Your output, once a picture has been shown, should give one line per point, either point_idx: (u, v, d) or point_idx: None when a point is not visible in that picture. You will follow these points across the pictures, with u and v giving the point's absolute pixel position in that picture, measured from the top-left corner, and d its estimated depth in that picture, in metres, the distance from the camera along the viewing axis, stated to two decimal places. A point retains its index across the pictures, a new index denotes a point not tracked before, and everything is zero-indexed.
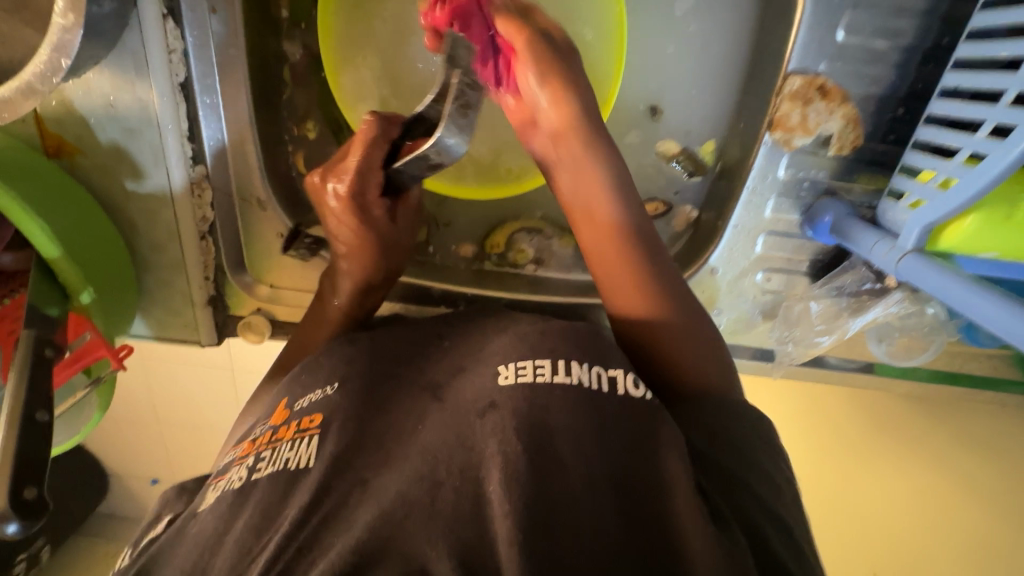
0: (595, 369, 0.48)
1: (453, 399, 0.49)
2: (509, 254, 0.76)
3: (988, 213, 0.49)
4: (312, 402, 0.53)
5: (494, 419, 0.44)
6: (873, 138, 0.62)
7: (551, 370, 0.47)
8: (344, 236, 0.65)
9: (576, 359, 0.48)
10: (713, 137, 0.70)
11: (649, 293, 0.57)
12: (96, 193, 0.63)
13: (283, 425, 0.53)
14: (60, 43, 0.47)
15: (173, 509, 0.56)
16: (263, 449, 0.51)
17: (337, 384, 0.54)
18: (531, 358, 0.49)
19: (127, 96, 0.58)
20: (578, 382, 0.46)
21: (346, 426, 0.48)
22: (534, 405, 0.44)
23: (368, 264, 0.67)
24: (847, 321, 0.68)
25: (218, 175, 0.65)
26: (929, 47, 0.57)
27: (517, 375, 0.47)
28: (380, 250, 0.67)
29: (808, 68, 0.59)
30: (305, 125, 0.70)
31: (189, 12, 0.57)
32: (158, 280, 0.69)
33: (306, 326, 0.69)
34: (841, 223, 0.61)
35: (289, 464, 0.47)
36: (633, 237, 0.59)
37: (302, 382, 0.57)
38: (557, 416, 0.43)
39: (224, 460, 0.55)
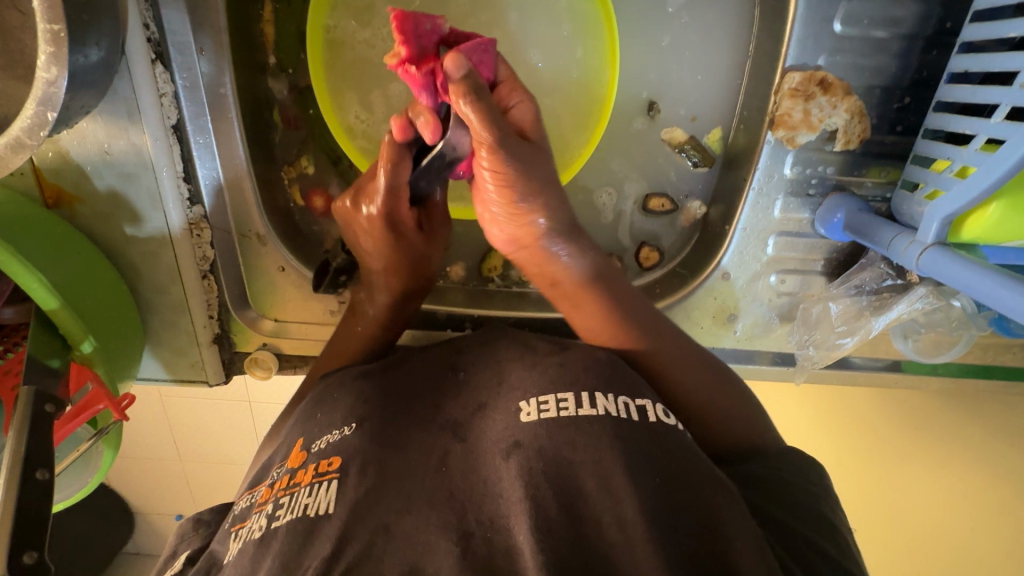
0: (620, 399, 0.46)
1: (474, 439, 0.48)
2: (512, 272, 0.77)
3: (1012, 201, 0.47)
4: (329, 443, 0.51)
5: (520, 458, 0.43)
6: (880, 130, 0.60)
7: (575, 404, 0.45)
8: (375, 254, 0.64)
9: (600, 391, 0.46)
10: (718, 124, 0.68)
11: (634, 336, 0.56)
12: (96, 240, 0.63)
13: (301, 468, 0.51)
14: (47, 96, 0.47)
15: (189, 548, 0.55)
16: (281, 495, 0.48)
17: (356, 423, 0.51)
18: (553, 393, 0.47)
19: (121, 142, 0.58)
20: (604, 412, 0.44)
21: (367, 472, 0.46)
22: (556, 441, 0.43)
23: (397, 278, 0.66)
24: (870, 321, 0.64)
25: (216, 215, 0.65)
26: (931, 32, 0.56)
27: (540, 412, 0.46)
28: (412, 263, 0.66)
29: (806, 63, 0.57)
30: (302, 163, 0.70)
31: (178, 56, 0.58)
32: (163, 322, 0.68)
33: (337, 346, 0.67)
34: (852, 218, 0.59)
35: (309, 510, 0.46)
36: (597, 289, 0.58)
37: (319, 422, 0.55)
38: (575, 450, 0.43)
39: (242, 506, 0.53)
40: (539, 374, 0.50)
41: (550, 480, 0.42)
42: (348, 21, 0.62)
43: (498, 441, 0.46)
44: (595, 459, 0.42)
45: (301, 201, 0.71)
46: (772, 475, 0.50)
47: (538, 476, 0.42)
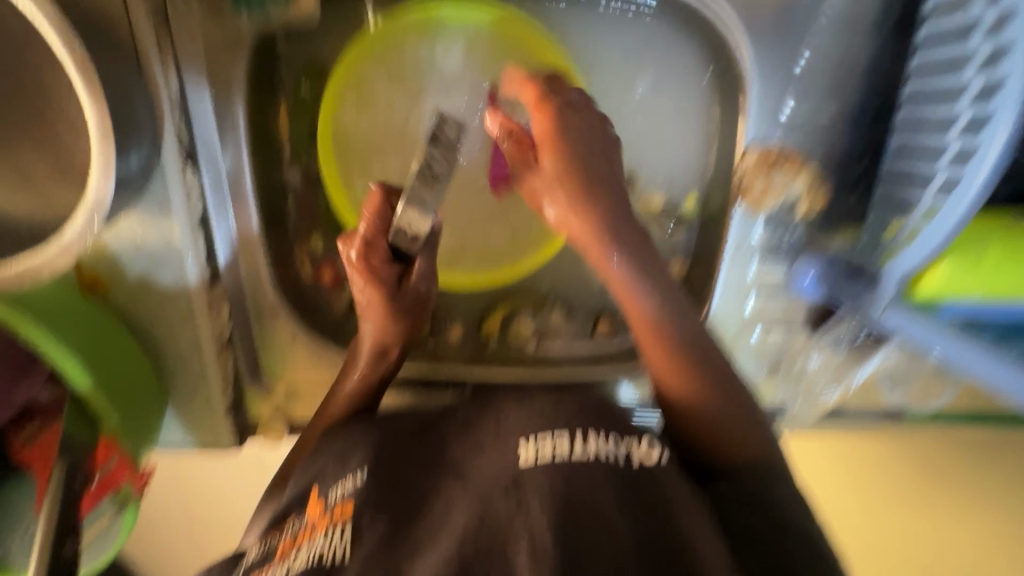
0: (613, 440, 0.50)
1: (472, 476, 0.51)
2: (509, 333, 0.80)
3: (959, 262, 0.50)
4: (344, 490, 0.53)
5: (520, 495, 0.46)
6: (840, 194, 0.65)
7: (570, 443, 0.49)
8: (359, 297, 0.68)
9: (593, 430, 0.50)
10: (694, 191, 0.73)
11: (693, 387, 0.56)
12: (126, 321, 0.69)
13: (319, 516, 0.52)
14: (99, 200, 0.53)
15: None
16: (302, 542, 0.50)
17: (366, 468, 0.54)
18: (548, 431, 0.51)
19: (153, 234, 0.65)
20: (598, 455, 0.48)
21: (378, 515, 0.49)
22: (553, 478, 0.46)
23: (385, 342, 0.70)
24: (851, 373, 0.69)
25: (234, 292, 0.71)
26: (875, 108, 0.62)
27: (536, 455, 0.49)
28: (399, 326, 0.69)
29: (765, 138, 0.63)
30: (312, 240, 0.75)
31: (205, 158, 0.65)
32: (182, 393, 0.73)
33: (329, 406, 0.70)
34: (823, 274, 0.62)
35: (324, 557, 0.47)
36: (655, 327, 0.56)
37: (332, 470, 0.57)
38: (579, 486, 0.45)
39: (257, 554, 0.53)
40: (537, 418, 0.53)
41: (560, 511, 0.44)
42: (354, 118, 0.70)
43: (497, 478, 0.49)
44: (601, 495, 0.45)
45: (311, 272, 0.76)
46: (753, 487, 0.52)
47: (538, 505, 0.45)
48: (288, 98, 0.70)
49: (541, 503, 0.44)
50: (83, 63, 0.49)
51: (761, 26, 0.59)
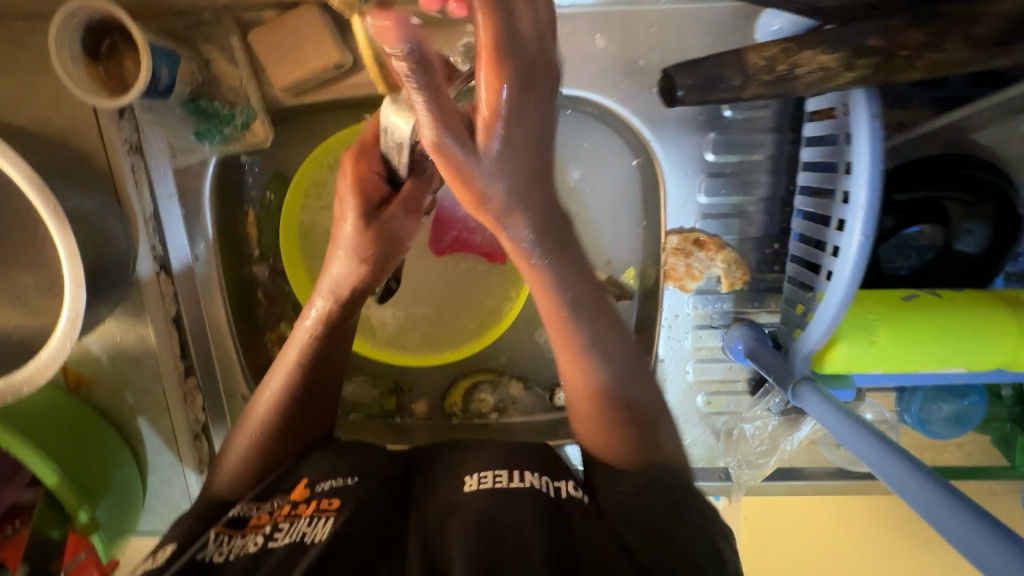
0: (545, 477, 0.52)
1: (428, 505, 0.51)
2: (471, 405, 0.84)
3: (853, 340, 0.55)
4: (333, 486, 0.53)
5: (457, 519, 0.47)
6: (761, 270, 0.69)
7: (507, 477, 0.51)
8: (336, 274, 0.60)
9: (530, 469, 0.52)
10: (631, 265, 0.76)
11: (621, 443, 0.54)
12: (108, 415, 0.74)
13: (303, 501, 0.52)
14: (75, 314, 0.55)
15: (176, 540, 0.51)
16: (280, 520, 0.51)
17: (357, 476, 0.54)
18: (491, 468, 0.52)
19: (131, 335, 0.71)
20: (530, 486, 0.50)
21: (355, 510, 0.50)
22: (484, 506, 0.48)
23: (306, 363, 0.60)
24: (784, 440, 0.70)
25: (207, 382, 0.76)
26: (784, 193, 0.67)
27: (479, 483, 0.51)
28: (326, 341, 0.61)
29: (682, 226, 0.68)
30: (282, 327, 0.82)
31: (178, 264, 0.71)
32: (160, 479, 0.77)
33: (240, 433, 0.61)
34: (750, 346, 0.66)
35: (305, 538, 0.48)
36: (591, 367, 0.55)
37: (323, 464, 0.56)
38: (503, 511, 0.47)
39: (238, 511, 0.53)
40: (485, 455, 0.54)
41: (484, 535, 0.45)
42: (314, 217, 0.77)
43: (445, 504, 0.50)
44: (524, 522, 0.46)
45: None
46: (664, 493, 0.50)
47: (473, 534, 0.45)
48: (255, 205, 0.76)
49: (461, 533, 0.45)
50: (53, 205, 0.53)
51: (664, 126, 0.66)
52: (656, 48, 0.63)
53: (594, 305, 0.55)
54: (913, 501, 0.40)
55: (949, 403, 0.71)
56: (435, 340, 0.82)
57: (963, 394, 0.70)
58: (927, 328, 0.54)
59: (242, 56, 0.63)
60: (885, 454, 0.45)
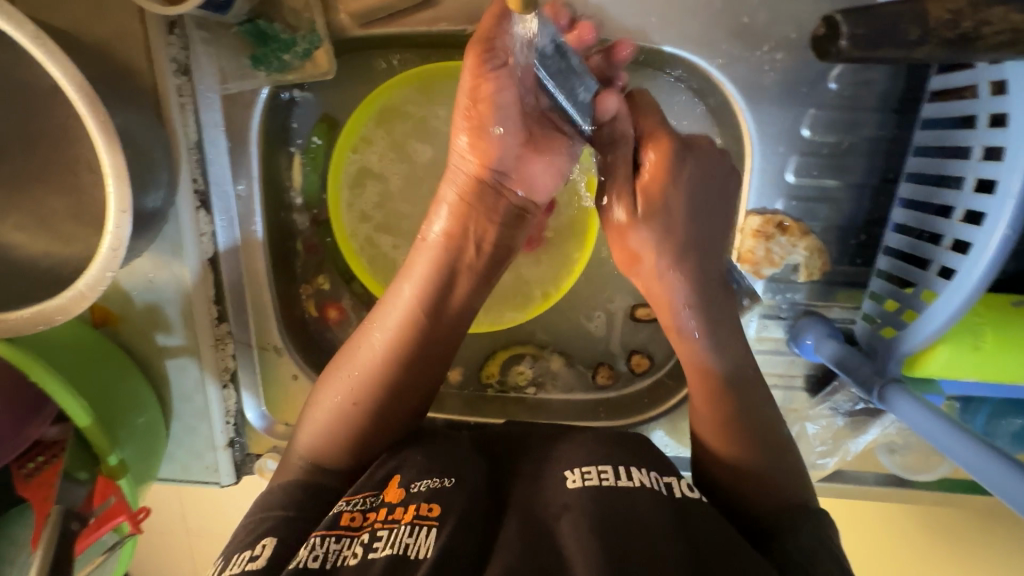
0: (654, 473, 0.49)
1: (522, 504, 0.49)
2: (509, 377, 0.80)
3: (955, 344, 0.51)
4: (433, 487, 0.49)
5: (571, 519, 0.45)
6: (841, 261, 0.65)
7: (613, 474, 0.48)
8: (449, 247, 0.59)
9: (636, 465, 0.50)
10: None
11: (744, 444, 0.54)
12: (133, 354, 0.70)
13: (400, 504, 0.48)
14: (117, 240, 0.51)
15: (275, 535, 0.48)
16: (378, 527, 0.46)
17: (455, 478, 0.50)
18: (593, 463, 0.50)
19: (163, 273, 0.67)
20: (641, 485, 0.48)
21: (466, 523, 0.46)
22: (601, 504, 0.46)
23: (416, 319, 0.58)
24: (848, 441, 0.68)
25: (239, 330, 0.72)
26: (877, 181, 0.62)
27: (583, 480, 0.48)
28: (432, 301, 0.58)
29: (765, 207, 0.63)
30: (318, 279, 0.77)
31: (218, 201, 0.66)
32: (184, 426, 0.74)
33: (328, 390, 0.58)
34: (822, 343, 0.61)
35: (408, 552, 0.44)
36: (723, 382, 0.56)
37: (419, 460, 0.52)
38: (636, 524, 0.44)
39: (332, 512, 0.49)
40: (584, 448, 0.52)
41: (608, 544, 0.42)
42: (361, 164, 0.71)
43: (552, 505, 0.47)
44: (648, 523, 0.44)
45: (316, 312, 0.77)
46: (804, 554, 0.47)
47: (594, 536, 0.43)
48: (301, 150, 0.71)
49: (586, 532, 0.43)
50: (103, 118, 0.48)
51: (762, 96, 0.60)
52: (764, 7, 0.57)
53: (723, 336, 0.57)
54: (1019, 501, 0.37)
55: (1019, 417, 0.67)
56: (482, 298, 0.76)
57: None
58: None
59: None
60: (1001, 470, 0.39)
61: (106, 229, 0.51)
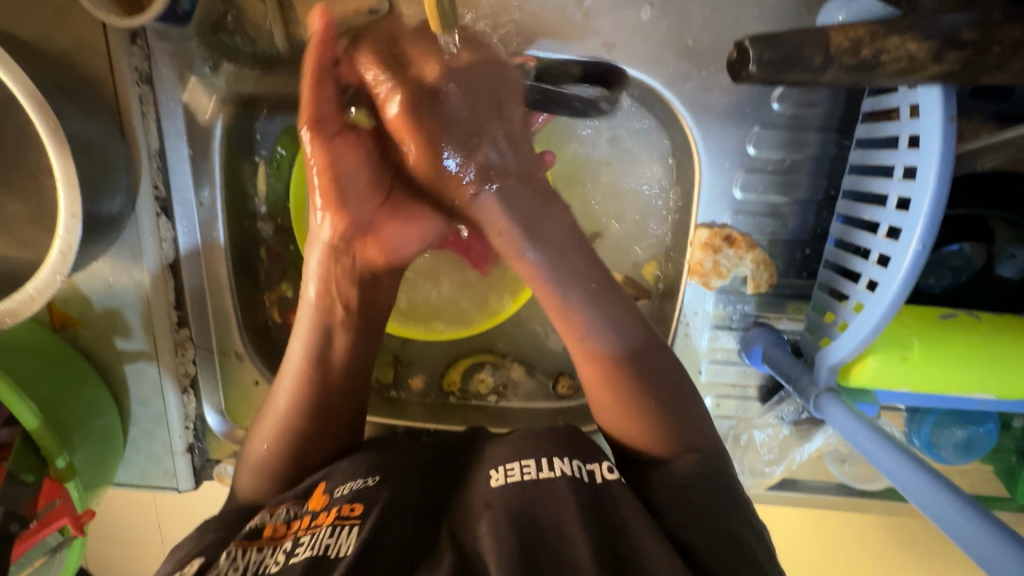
0: (576, 461, 0.50)
1: (460, 511, 0.50)
2: (471, 385, 0.80)
3: (885, 354, 0.53)
4: (355, 489, 0.51)
5: (490, 518, 0.46)
6: (788, 274, 0.67)
7: (536, 467, 0.49)
8: (343, 278, 0.59)
9: (558, 454, 0.50)
10: (654, 260, 0.74)
11: (666, 437, 0.52)
12: (92, 358, 0.71)
13: (323, 509, 0.51)
14: (68, 244, 0.51)
15: (204, 555, 0.49)
16: (301, 533, 0.49)
17: (379, 475, 0.52)
18: (517, 459, 0.51)
19: (123, 278, 0.67)
20: (561, 474, 0.48)
21: (388, 517, 0.48)
22: (520, 500, 0.47)
23: (306, 374, 0.59)
24: (794, 450, 0.69)
25: (200, 335, 0.72)
26: (821, 198, 0.64)
27: (506, 476, 0.49)
28: (326, 331, 0.59)
29: (714, 221, 0.65)
30: (282, 286, 0.77)
31: (180, 208, 0.67)
32: (142, 431, 0.74)
33: (257, 433, 0.60)
34: (768, 352, 0.63)
35: (328, 552, 0.46)
36: (619, 367, 0.54)
37: (346, 466, 0.55)
38: (541, 509, 0.46)
39: (254, 525, 0.52)
40: (509, 446, 0.53)
41: (523, 534, 0.44)
42: None
43: (483, 504, 0.49)
44: (562, 511, 0.46)
45: (280, 318, 0.77)
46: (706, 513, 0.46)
47: (513, 537, 0.44)
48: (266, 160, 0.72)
49: (498, 527, 0.45)
50: (53, 125, 0.49)
51: (709, 114, 0.62)
52: (709, 28, 0.60)
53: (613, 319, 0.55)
54: (934, 513, 0.39)
55: (961, 428, 0.69)
56: (445, 306, 0.77)
57: (980, 421, 0.68)
58: (966, 352, 0.52)
59: None
60: (924, 482, 0.41)
61: (57, 234, 0.52)
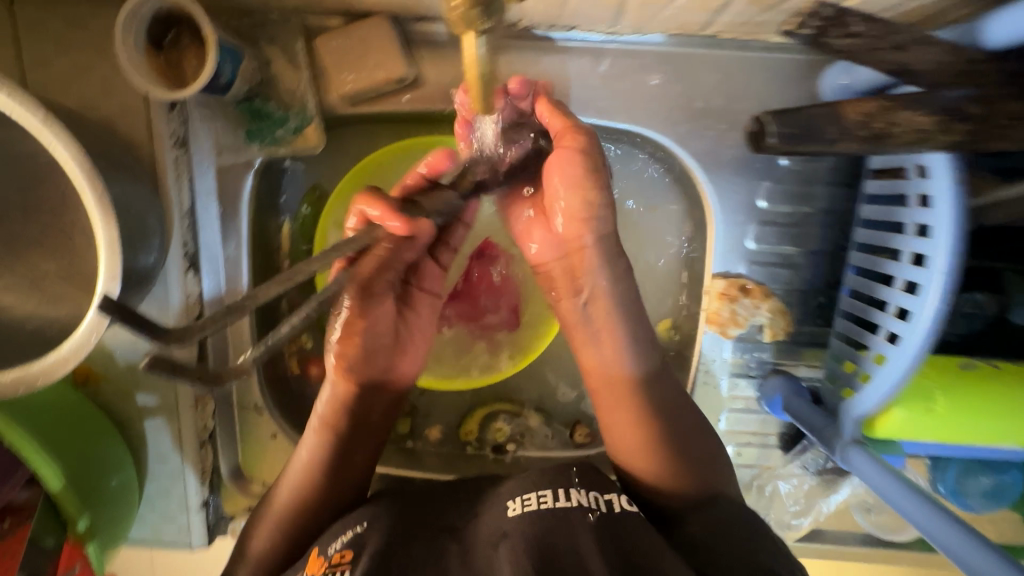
0: (592, 492, 0.52)
1: (470, 539, 0.51)
2: (487, 435, 0.80)
3: (909, 406, 0.53)
4: (347, 539, 0.52)
5: (509, 547, 0.48)
6: (803, 321, 0.68)
7: (552, 497, 0.51)
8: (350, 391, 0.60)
9: (575, 486, 0.52)
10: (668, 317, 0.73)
11: (670, 469, 0.56)
12: (111, 414, 0.71)
13: (318, 568, 0.50)
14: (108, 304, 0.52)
15: None
16: None
17: (368, 520, 0.53)
18: (534, 490, 0.52)
19: (149, 333, 0.68)
20: (577, 503, 0.50)
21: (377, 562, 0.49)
22: (538, 530, 0.48)
23: (314, 479, 0.59)
24: (821, 501, 0.69)
25: (221, 389, 0.73)
26: (832, 248, 0.66)
27: (525, 506, 0.51)
28: (337, 441, 0.60)
29: (729, 271, 0.67)
30: (302, 337, 0.77)
31: (207, 264, 0.69)
32: (158, 487, 0.73)
33: (266, 511, 0.60)
34: (789, 402, 0.63)
35: None
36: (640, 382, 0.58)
37: (332, 529, 0.55)
38: (559, 538, 0.47)
39: None
40: (525, 478, 0.54)
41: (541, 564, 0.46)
42: None
43: (489, 534, 0.50)
44: (580, 541, 0.47)
45: (298, 369, 0.78)
46: (722, 524, 0.50)
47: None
48: (290, 216, 0.74)
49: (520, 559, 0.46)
50: (101, 192, 0.51)
51: (721, 169, 0.65)
52: (719, 93, 0.63)
53: (641, 340, 0.59)
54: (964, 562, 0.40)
55: (988, 476, 0.68)
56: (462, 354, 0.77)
57: (1005, 469, 0.68)
58: (990, 402, 0.52)
59: (304, 61, 0.62)
60: (949, 527, 0.42)
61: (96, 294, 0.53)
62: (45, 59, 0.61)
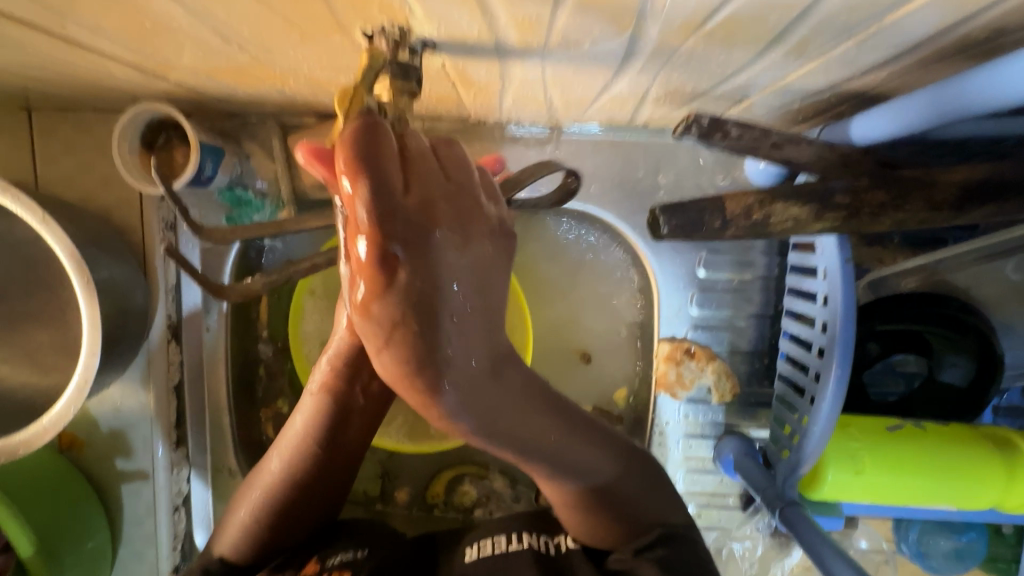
0: (544, 537, 0.54)
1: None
2: (454, 497, 0.82)
3: (839, 468, 0.55)
4: (345, 559, 0.54)
5: None
6: (751, 383, 0.71)
7: (507, 540, 0.54)
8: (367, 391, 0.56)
9: (529, 531, 0.55)
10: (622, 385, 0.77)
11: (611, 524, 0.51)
12: (92, 478, 0.74)
13: (315, 573, 0.53)
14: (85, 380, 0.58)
15: None
16: None
17: (367, 547, 0.55)
18: (490, 535, 0.55)
19: (131, 401, 0.73)
20: (528, 545, 0.53)
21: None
22: (487, 570, 0.51)
23: (305, 455, 0.55)
24: (775, 563, 0.72)
25: (197, 455, 0.76)
26: (773, 312, 0.70)
27: (480, 550, 0.54)
28: (332, 424, 0.55)
29: (675, 335, 0.70)
30: (279, 401, 0.81)
31: (188, 334, 0.74)
32: (130, 552, 0.75)
33: (237, 506, 0.58)
34: (739, 461, 0.64)
35: None
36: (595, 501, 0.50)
37: (340, 541, 0.57)
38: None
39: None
40: (487, 528, 0.58)
41: None
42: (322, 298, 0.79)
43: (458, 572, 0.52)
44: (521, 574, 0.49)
45: (272, 434, 0.81)
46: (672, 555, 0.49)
47: None
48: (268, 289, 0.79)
49: None
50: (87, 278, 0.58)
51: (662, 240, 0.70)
52: (653, 174, 0.69)
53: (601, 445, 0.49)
54: None
55: (947, 538, 0.68)
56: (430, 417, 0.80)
57: (961, 530, 0.68)
58: (917, 462, 0.54)
59: (281, 154, 0.70)
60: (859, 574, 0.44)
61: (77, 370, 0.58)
62: (54, 157, 0.69)
